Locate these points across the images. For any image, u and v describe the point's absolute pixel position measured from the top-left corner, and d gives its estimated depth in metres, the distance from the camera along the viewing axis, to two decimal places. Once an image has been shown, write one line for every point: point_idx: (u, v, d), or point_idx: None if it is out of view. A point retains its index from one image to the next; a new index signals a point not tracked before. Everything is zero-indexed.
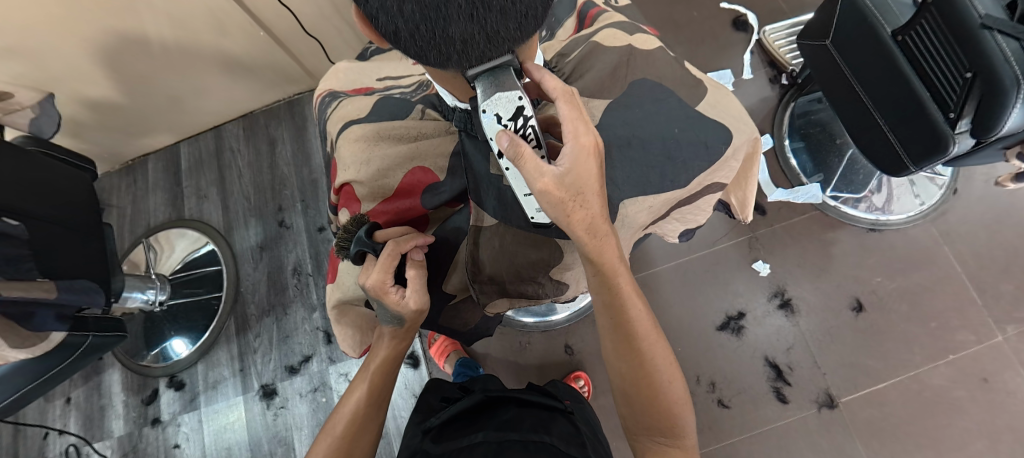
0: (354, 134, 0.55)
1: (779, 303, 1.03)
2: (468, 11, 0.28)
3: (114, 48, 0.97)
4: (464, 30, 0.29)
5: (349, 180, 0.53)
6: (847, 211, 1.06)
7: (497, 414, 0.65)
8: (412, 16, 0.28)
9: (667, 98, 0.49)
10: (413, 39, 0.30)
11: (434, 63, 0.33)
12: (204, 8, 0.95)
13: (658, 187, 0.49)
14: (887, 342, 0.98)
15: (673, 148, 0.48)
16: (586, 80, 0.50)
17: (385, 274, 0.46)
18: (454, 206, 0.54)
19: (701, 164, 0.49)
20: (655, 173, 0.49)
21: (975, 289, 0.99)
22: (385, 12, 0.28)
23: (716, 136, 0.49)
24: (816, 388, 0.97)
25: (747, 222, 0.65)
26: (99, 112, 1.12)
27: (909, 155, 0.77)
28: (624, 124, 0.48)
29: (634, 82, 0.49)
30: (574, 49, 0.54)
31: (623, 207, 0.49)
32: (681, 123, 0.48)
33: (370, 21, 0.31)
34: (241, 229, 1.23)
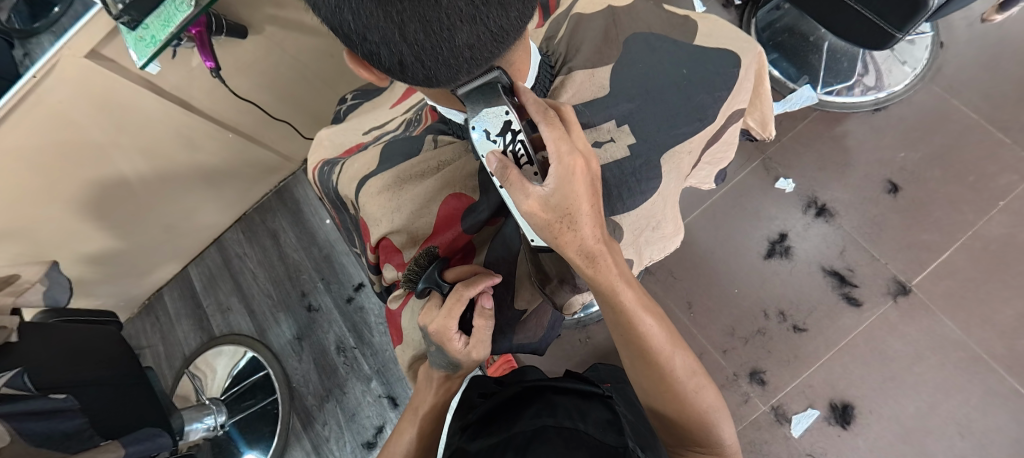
0: (374, 187, 0.54)
1: (816, 211, 1.01)
2: (468, 15, 0.29)
3: (98, 198, 0.97)
4: (467, 35, 0.31)
5: (386, 234, 0.52)
6: (846, 101, 1.05)
7: (530, 400, 0.50)
8: (417, 36, 0.29)
9: (664, 44, 0.48)
10: (420, 58, 0.31)
11: (446, 80, 0.35)
12: (168, 128, 0.96)
13: (688, 128, 0.48)
14: (935, 211, 0.96)
15: (689, 87, 0.47)
16: (585, 51, 0.49)
17: (448, 320, 0.45)
18: (496, 222, 0.52)
19: (722, 94, 0.48)
20: (681, 118, 0.47)
21: (999, 129, 0.97)
22: (390, 43, 0.30)
23: (723, 63, 0.48)
24: (883, 281, 0.95)
25: (771, 138, 0.66)
26: (104, 264, 1.12)
27: (891, 23, 0.76)
28: (634, 78, 0.47)
29: (630, 36, 0.49)
30: (559, 28, 0.53)
31: (664, 161, 0.48)
32: (685, 62, 0.48)
33: (376, 62, 0.33)
34: (274, 328, 1.22)
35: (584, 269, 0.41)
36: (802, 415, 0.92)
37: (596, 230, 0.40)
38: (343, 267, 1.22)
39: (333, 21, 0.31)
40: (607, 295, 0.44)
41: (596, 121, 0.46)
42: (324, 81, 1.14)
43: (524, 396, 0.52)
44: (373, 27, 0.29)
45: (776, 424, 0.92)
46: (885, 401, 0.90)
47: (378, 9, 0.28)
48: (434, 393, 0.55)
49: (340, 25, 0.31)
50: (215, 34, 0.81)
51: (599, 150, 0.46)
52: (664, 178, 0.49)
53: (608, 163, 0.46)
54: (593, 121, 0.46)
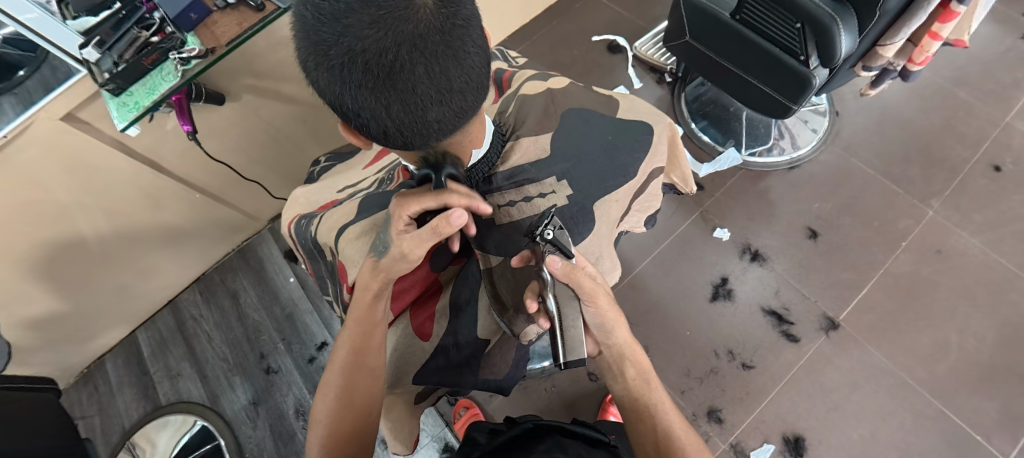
0: (352, 233, 0.59)
1: (751, 256, 1.12)
2: (438, 99, 0.37)
3: (51, 258, 0.95)
4: (437, 113, 0.38)
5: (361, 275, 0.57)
6: (765, 160, 1.21)
7: (539, 439, 0.56)
8: (398, 115, 0.37)
9: (593, 117, 0.59)
10: (399, 130, 0.39)
11: (419, 145, 0.42)
12: (135, 188, 0.98)
13: (615, 182, 0.57)
14: (850, 253, 1.09)
15: (614, 150, 0.57)
16: (530, 122, 0.57)
17: (408, 204, 0.47)
18: (460, 263, 0.62)
19: (640, 156, 0.59)
20: (609, 173, 0.57)
21: (892, 182, 1.15)
22: (376, 118, 0.37)
23: (640, 132, 0.60)
24: (815, 317, 1.05)
25: (694, 193, 0.75)
26: (45, 330, 1.06)
27: (788, 98, 0.91)
28: (571, 143, 0.57)
29: (565, 112, 0.59)
30: (508, 105, 0.61)
31: (597, 208, 0.56)
32: (609, 131, 0.58)
33: (362, 130, 0.40)
34: (228, 393, 1.17)
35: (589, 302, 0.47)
36: (760, 450, 0.96)
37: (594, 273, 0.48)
38: (306, 327, 1.21)
39: (330, 98, 0.38)
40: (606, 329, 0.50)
41: (540, 177, 0.55)
42: (295, 144, 1.20)
43: (535, 434, 0.58)
44: (364, 106, 0.36)
45: None
46: (831, 431, 0.96)
47: (367, 95, 0.35)
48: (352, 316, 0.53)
49: (335, 102, 0.38)
50: (194, 100, 0.86)
51: (544, 199, 0.54)
52: (597, 222, 0.56)
53: (551, 209, 0.54)
54: (538, 177, 0.55)
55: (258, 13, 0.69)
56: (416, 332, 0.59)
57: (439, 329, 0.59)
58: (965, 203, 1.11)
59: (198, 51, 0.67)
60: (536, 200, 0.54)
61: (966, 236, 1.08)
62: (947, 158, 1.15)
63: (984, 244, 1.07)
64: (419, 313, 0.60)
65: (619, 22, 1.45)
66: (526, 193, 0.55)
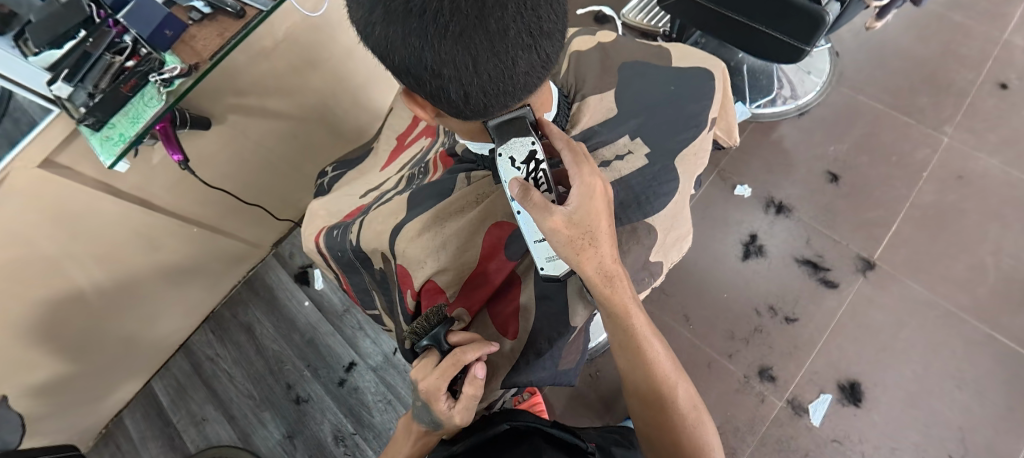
0: (411, 229, 0.54)
1: (776, 209, 1.10)
2: (528, 45, 0.35)
3: (50, 317, 0.88)
4: (525, 61, 0.36)
5: (432, 275, 0.52)
6: (774, 111, 1.18)
7: (518, 442, 0.53)
8: (486, 67, 0.34)
9: (650, 69, 0.57)
10: (485, 87, 0.36)
11: (499, 105, 0.40)
12: (129, 229, 0.91)
13: (688, 134, 0.55)
14: (873, 191, 1.08)
15: (681, 99, 0.55)
16: (590, 80, 0.56)
17: (441, 381, 0.46)
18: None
19: (707, 103, 0.56)
20: (680, 125, 0.54)
21: (903, 114, 1.13)
22: (462, 73, 0.34)
23: (701, 79, 0.57)
24: (850, 260, 1.03)
25: (738, 144, 0.72)
26: (53, 395, 0.99)
27: (799, 39, 0.88)
28: (635, 98, 0.55)
29: (621, 65, 0.57)
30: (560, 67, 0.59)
31: (678, 165, 0.53)
32: (671, 82, 0.56)
33: (440, 93, 0.37)
34: (260, 430, 1.12)
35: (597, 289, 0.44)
36: (817, 402, 0.94)
37: (611, 251, 0.44)
38: (331, 350, 1.16)
39: (406, 63, 0.35)
40: (619, 319, 0.47)
41: (612, 138, 0.52)
42: (290, 161, 1.14)
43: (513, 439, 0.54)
44: (450, 60, 0.33)
45: (795, 417, 0.94)
46: (885, 371, 0.95)
47: (457, 46, 0.32)
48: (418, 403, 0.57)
49: (413, 66, 0.35)
50: (179, 127, 0.79)
51: (622, 161, 0.51)
52: (681, 180, 0.53)
53: (632, 172, 0.51)
54: (610, 137, 0.52)
55: (239, 19, 0.61)
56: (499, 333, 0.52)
57: (524, 326, 0.51)
58: (978, 125, 1.10)
59: (180, 69, 0.58)
60: (614, 163, 0.51)
61: (985, 158, 1.07)
62: (954, 82, 1.14)
63: (1004, 163, 1.06)
64: (498, 311, 0.52)
65: None
66: (602, 157, 0.51)
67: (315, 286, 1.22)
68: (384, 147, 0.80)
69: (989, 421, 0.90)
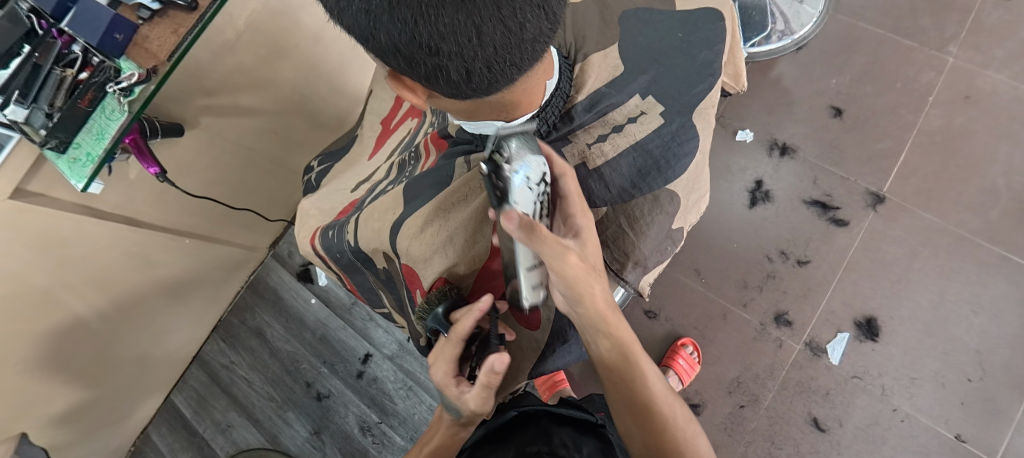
0: (413, 226, 0.51)
1: (780, 151, 1.07)
2: (536, 5, 0.30)
3: (56, 350, 0.86)
4: (534, 25, 0.32)
5: (442, 273, 0.50)
6: (769, 49, 1.10)
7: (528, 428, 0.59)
8: (492, 36, 0.30)
9: (654, 15, 0.52)
10: (489, 60, 0.32)
11: (509, 77, 0.36)
12: (120, 252, 0.87)
13: (705, 84, 0.52)
14: (878, 122, 1.05)
15: (690, 47, 0.52)
16: (591, 36, 0.51)
17: (443, 365, 0.46)
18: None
19: (719, 47, 0.53)
20: (695, 77, 0.51)
21: (905, 37, 1.08)
22: (465, 49, 0.30)
23: (707, 19, 0.53)
24: (859, 196, 1.01)
25: (746, 85, 0.70)
26: (77, 422, 0.99)
27: None
28: (642, 53, 0.51)
29: (622, 16, 0.52)
30: None
31: (696, 119, 0.51)
32: (678, 27, 0.52)
33: (438, 75, 0.33)
34: (287, 430, 1.12)
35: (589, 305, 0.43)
36: (835, 341, 0.95)
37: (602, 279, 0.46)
38: (345, 344, 1.15)
39: (397, 42, 0.31)
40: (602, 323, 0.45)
41: (622, 100, 0.49)
42: (273, 159, 1.09)
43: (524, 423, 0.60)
44: (451, 35, 0.29)
45: (814, 358, 0.95)
46: (900, 303, 0.95)
47: (458, 16, 0.28)
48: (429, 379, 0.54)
49: (404, 46, 0.31)
50: (150, 137, 0.73)
51: (637, 123, 0.48)
52: (702, 135, 0.51)
53: (648, 134, 0.48)
54: (619, 100, 0.49)
55: (193, 13, 0.54)
56: (523, 327, 0.50)
57: (547, 316, 0.49)
58: (983, 40, 1.05)
59: (138, 75, 0.52)
60: (628, 125, 0.48)
61: (992, 74, 1.03)
62: None
63: (1011, 78, 1.02)
64: None
65: None
66: (614, 121, 0.48)
67: (318, 283, 1.20)
68: (369, 133, 0.75)
69: (1005, 341, 0.90)
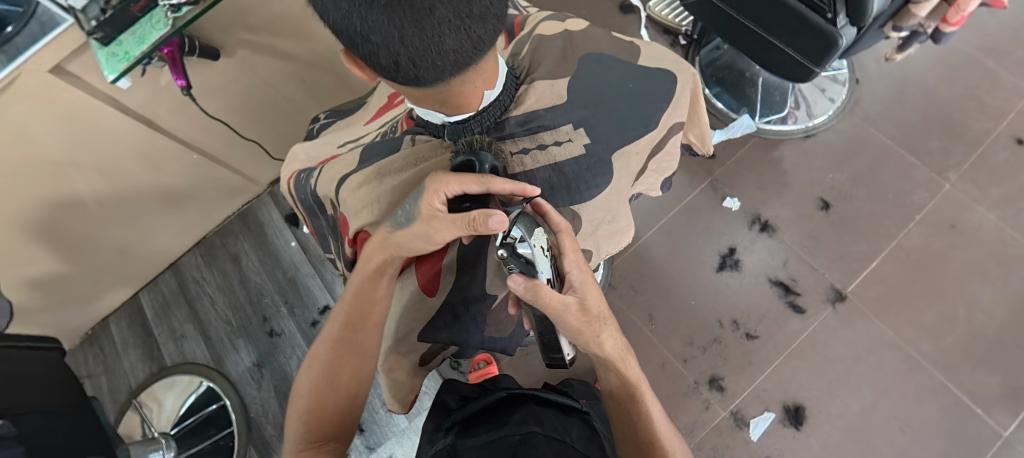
0: (355, 181, 0.59)
1: (760, 227, 1.10)
2: (456, 26, 0.36)
3: (49, 219, 0.93)
4: (454, 41, 0.37)
5: (364, 226, 0.57)
6: (780, 128, 1.17)
7: (513, 408, 0.56)
8: (412, 41, 0.36)
9: (610, 62, 0.58)
10: (414, 60, 0.38)
11: (434, 79, 0.41)
12: (131, 148, 0.94)
13: (634, 133, 0.58)
14: (862, 225, 1.07)
15: (636, 97, 0.57)
16: (546, 65, 0.56)
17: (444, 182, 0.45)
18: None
19: (662, 105, 0.59)
20: (629, 123, 0.57)
21: (910, 153, 1.11)
22: (388, 46, 0.36)
23: (662, 80, 0.59)
24: (823, 289, 1.04)
25: (710, 153, 0.76)
26: (48, 291, 1.06)
27: (811, 60, 0.89)
28: (588, 90, 0.56)
29: (584, 56, 0.58)
30: (522, 47, 0.60)
31: (614, 159, 0.58)
32: (631, 78, 0.57)
33: (370, 61, 0.39)
34: (232, 355, 1.18)
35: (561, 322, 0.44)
36: (760, 418, 0.97)
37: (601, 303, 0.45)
38: (308, 290, 1.21)
39: (339, 25, 0.36)
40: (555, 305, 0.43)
41: (556, 124, 0.55)
42: (294, 105, 1.16)
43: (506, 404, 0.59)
44: (377, 30, 0.35)
45: (735, 428, 0.97)
46: (832, 401, 0.96)
47: (382, 17, 0.34)
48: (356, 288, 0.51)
49: (344, 30, 0.37)
50: (187, 54, 0.80)
51: (560, 148, 0.55)
52: (614, 174, 0.59)
53: (566, 159, 0.55)
54: (554, 124, 0.55)
55: None
56: (422, 290, 0.57)
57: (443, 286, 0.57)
58: (984, 176, 1.07)
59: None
60: (551, 147, 0.55)
61: (982, 210, 1.05)
62: (970, 129, 1.11)
63: (1000, 218, 1.04)
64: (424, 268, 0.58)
65: None
66: (541, 140, 0.54)
67: (302, 230, 1.26)
68: (375, 101, 0.81)
69: None
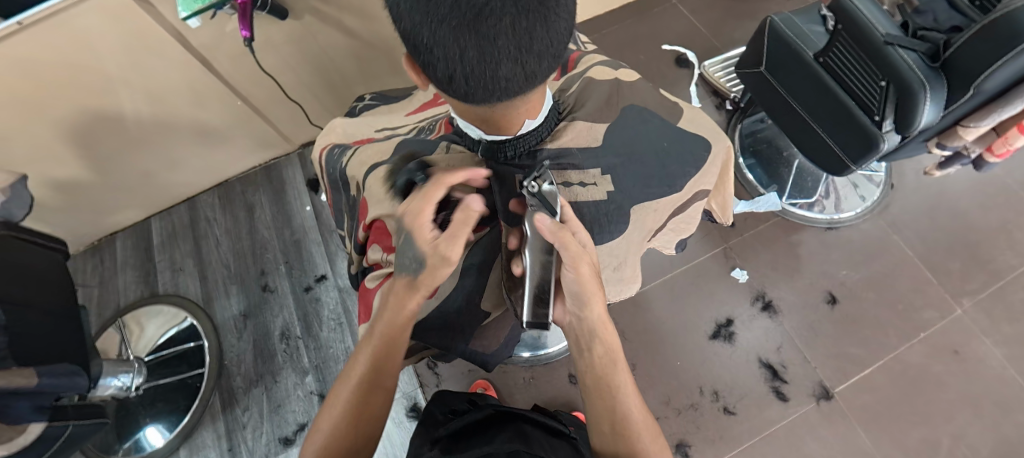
0: (383, 172, 0.61)
1: (762, 305, 1.09)
2: (513, 58, 0.38)
3: (89, 128, 0.97)
4: (508, 70, 0.39)
5: (382, 216, 0.58)
6: (806, 214, 1.17)
7: (503, 425, 0.58)
8: (470, 62, 0.38)
9: (651, 117, 0.61)
10: (467, 79, 0.39)
11: (478, 99, 0.43)
12: (183, 81, 0.98)
13: (658, 189, 0.59)
14: (865, 329, 1.06)
15: (665, 158, 0.59)
16: (589, 107, 0.60)
17: (423, 202, 0.49)
18: (482, 231, 0.59)
19: (692, 172, 0.61)
20: (654, 181, 0.59)
21: (929, 269, 1.10)
22: (446, 62, 0.38)
23: (697, 147, 0.61)
24: (810, 383, 1.02)
25: (728, 223, 0.77)
26: (69, 194, 1.09)
27: (849, 157, 0.90)
28: (625, 142, 0.58)
29: (624, 107, 0.61)
30: (571, 84, 0.64)
31: (633, 212, 0.59)
32: (669, 138, 0.60)
33: (425, 69, 0.41)
34: (222, 300, 1.20)
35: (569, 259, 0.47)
36: None
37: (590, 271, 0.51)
38: (310, 254, 1.23)
39: (405, 32, 0.38)
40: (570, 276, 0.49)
41: (585, 166, 0.57)
42: (345, 78, 1.20)
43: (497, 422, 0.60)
44: (440, 46, 0.37)
45: None
46: None
47: (448, 35, 0.36)
48: (389, 312, 0.51)
49: (408, 37, 0.38)
50: (258, 8, 0.84)
51: (583, 189, 0.57)
52: (630, 225, 0.59)
53: (587, 202, 0.57)
54: (585, 165, 0.57)
55: None
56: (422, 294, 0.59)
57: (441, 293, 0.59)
58: (999, 311, 1.05)
59: None
60: (575, 187, 0.57)
61: (990, 344, 1.03)
62: (995, 260, 1.10)
63: (1007, 357, 1.02)
64: None
65: (695, 37, 1.40)
66: (567, 178, 0.57)
67: (320, 197, 1.29)
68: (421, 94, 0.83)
69: None
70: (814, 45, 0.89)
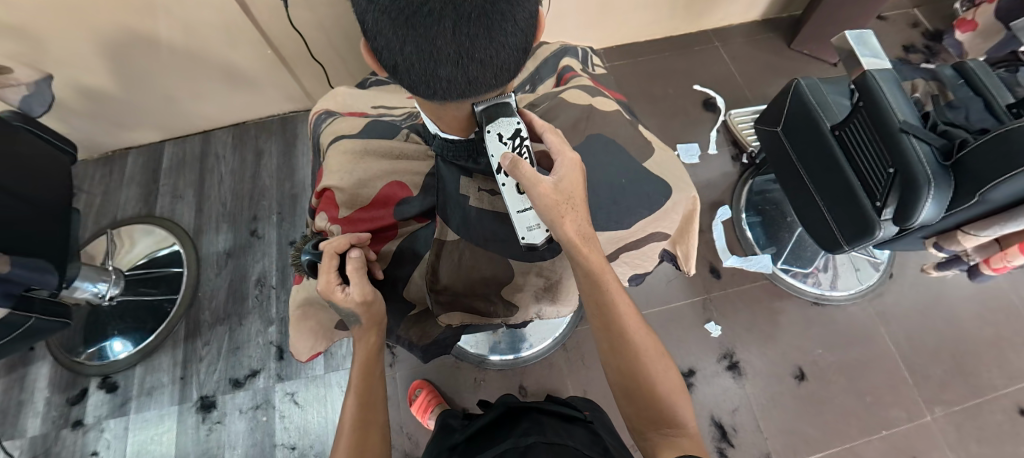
0: (345, 146, 0.68)
1: (728, 364, 1.07)
2: (453, 61, 0.40)
3: (124, 45, 1.01)
4: (448, 73, 0.41)
5: (331, 186, 0.65)
6: (795, 283, 1.14)
7: (517, 419, 0.64)
8: (410, 55, 0.39)
9: (618, 153, 0.64)
10: (408, 72, 0.41)
11: (422, 94, 0.44)
12: (219, 21, 1.02)
13: (603, 223, 0.62)
14: (827, 413, 1.03)
15: (619, 192, 0.62)
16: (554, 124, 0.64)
17: (326, 274, 0.54)
18: (423, 222, 0.66)
19: (644, 212, 0.62)
20: (602, 213, 0.62)
21: (908, 368, 1.06)
22: (389, 50, 0.39)
23: (658, 190, 0.63)
24: (757, 453, 1.00)
25: (689, 275, 0.74)
26: (94, 103, 1.14)
27: (844, 236, 0.88)
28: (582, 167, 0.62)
29: (588, 135, 0.64)
30: (543, 102, 0.69)
31: None
32: (625, 175, 0.63)
33: (374, 55, 0.42)
34: (211, 234, 1.23)
35: (577, 248, 0.53)
36: None
37: (585, 218, 0.55)
38: (302, 210, 1.26)
39: (358, 16, 0.40)
40: (575, 257, 0.54)
41: None
42: None
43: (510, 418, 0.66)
44: (382, 35, 0.38)
45: None
46: None
47: (390, 27, 0.37)
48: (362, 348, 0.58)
49: (360, 20, 0.40)
50: None
51: None
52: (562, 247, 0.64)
53: None
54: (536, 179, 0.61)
55: None
56: None
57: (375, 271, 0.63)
58: (970, 428, 1.01)
59: None
60: None
61: None
62: (979, 375, 1.05)
63: None
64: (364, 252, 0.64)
65: (728, 84, 1.38)
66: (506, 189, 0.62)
67: None
68: None
69: None
70: (834, 116, 0.88)
